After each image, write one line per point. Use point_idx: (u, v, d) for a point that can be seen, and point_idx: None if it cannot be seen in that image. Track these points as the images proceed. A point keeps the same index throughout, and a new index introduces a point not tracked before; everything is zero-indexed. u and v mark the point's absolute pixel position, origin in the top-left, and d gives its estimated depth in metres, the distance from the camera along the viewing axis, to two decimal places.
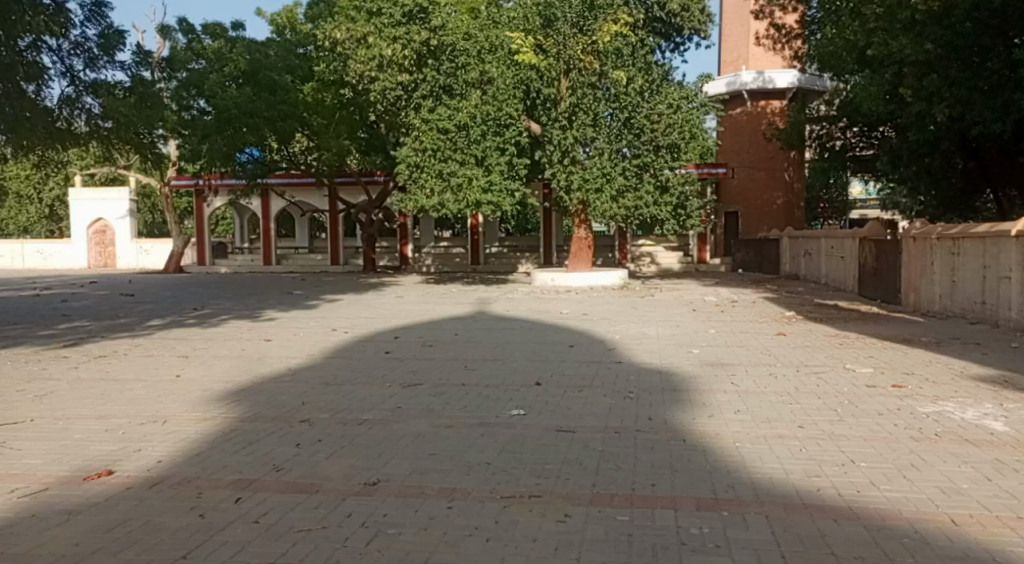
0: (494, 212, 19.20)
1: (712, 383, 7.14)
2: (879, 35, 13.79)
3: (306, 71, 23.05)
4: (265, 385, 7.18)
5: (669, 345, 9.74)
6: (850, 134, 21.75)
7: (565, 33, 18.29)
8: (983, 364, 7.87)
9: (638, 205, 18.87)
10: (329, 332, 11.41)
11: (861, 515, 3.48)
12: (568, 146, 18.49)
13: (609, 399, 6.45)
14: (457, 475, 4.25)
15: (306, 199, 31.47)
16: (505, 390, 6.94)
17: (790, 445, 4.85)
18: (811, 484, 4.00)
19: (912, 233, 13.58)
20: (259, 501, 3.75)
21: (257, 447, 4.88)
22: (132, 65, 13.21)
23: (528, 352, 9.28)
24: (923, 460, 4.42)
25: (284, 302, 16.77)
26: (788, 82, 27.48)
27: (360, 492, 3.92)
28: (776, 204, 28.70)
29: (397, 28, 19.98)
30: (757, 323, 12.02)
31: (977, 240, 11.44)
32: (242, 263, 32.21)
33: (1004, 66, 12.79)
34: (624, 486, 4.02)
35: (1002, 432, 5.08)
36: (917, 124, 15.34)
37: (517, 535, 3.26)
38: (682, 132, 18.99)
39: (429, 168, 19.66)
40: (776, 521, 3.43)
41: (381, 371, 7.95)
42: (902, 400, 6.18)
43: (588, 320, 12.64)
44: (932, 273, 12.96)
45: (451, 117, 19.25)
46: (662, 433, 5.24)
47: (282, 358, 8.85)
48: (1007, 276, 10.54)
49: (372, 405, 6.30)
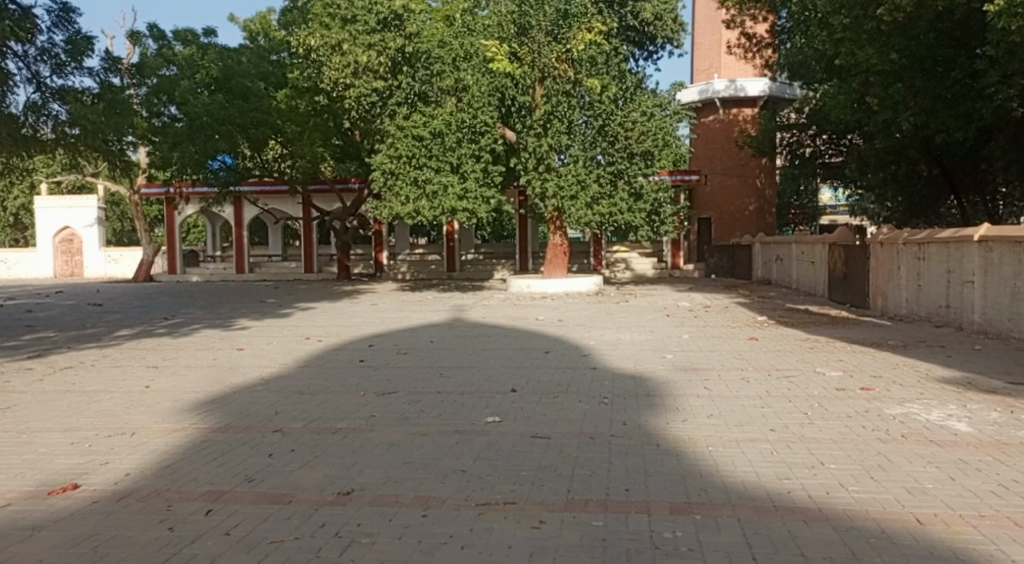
0: (469, 219, 19.12)
1: (685, 387, 7.22)
2: (845, 46, 13.74)
3: (280, 78, 23.01)
4: (236, 395, 7.10)
5: (643, 350, 9.79)
6: (819, 142, 22.13)
7: (539, 41, 18.37)
8: (947, 367, 8.03)
9: (613, 211, 18.96)
10: (303, 340, 11.29)
11: (830, 516, 3.54)
12: (543, 153, 18.59)
13: (584, 404, 6.50)
14: (431, 482, 4.25)
15: (280, 206, 31.17)
16: (479, 397, 6.93)
17: (762, 449, 4.92)
18: (782, 487, 4.06)
19: (879, 238, 13.91)
20: (230, 513, 3.70)
21: (227, 459, 4.81)
22: (100, 72, 13.01)
23: (502, 359, 9.25)
24: (890, 462, 4.50)
25: (257, 311, 16.57)
26: (759, 90, 27.93)
27: (334, 502, 3.89)
28: (748, 210, 29.13)
29: (371, 35, 20.12)
30: (729, 328, 12.13)
31: (941, 245, 11.67)
32: (214, 272, 31.82)
33: (967, 75, 13.26)
34: (599, 491, 4.05)
35: (964, 432, 5.21)
36: (883, 132, 15.77)
37: (492, 543, 3.26)
38: (656, 141, 19.17)
39: (404, 175, 19.63)
40: (747, 524, 3.47)
41: (356, 379, 7.93)
42: (870, 402, 6.30)
43: (564, 326, 12.73)
44: (898, 278, 13.23)
45: (426, 124, 19.40)
46: (637, 438, 5.27)
47: (256, 368, 8.76)
48: (970, 280, 10.78)
49: (346, 413, 6.26)
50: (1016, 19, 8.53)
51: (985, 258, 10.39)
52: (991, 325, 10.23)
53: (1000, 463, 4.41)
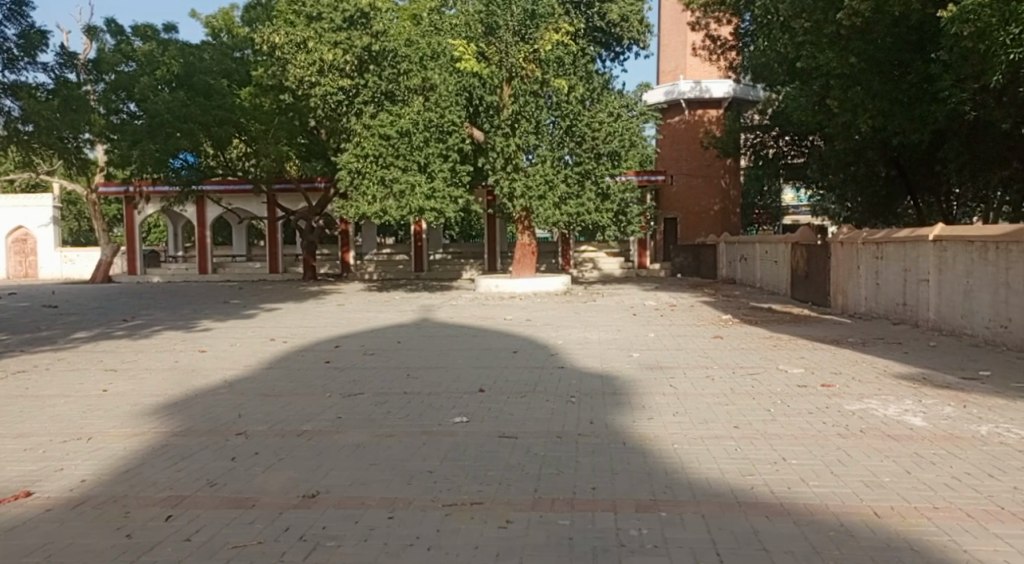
0: (437, 219, 19.06)
1: (651, 385, 7.29)
2: (807, 48, 14.14)
3: (243, 76, 22.69)
4: (199, 398, 6.97)
5: (610, 349, 9.86)
6: (782, 143, 22.50)
7: (506, 41, 18.40)
8: (903, 363, 8.24)
9: (580, 211, 19.05)
10: (268, 341, 11.14)
11: (792, 511, 3.61)
12: (511, 153, 18.62)
13: (552, 403, 6.52)
14: (398, 484, 4.22)
15: (244, 206, 30.67)
16: (447, 397, 6.92)
17: (726, 445, 4.99)
18: (745, 483, 4.12)
19: (839, 237, 14.22)
20: (191, 519, 3.63)
21: (188, 463, 4.71)
22: (55, 67, 12.66)
23: (470, 359, 9.24)
24: (849, 456, 4.60)
25: (220, 312, 16.27)
26: (723, 91, 28.25)
27: (299, 505, 3.84)
28: (713, 210, 29.55)
29: (337, 33, 19.99)
30: (695, 326, 12.28)
31: (898, 244, 11.97)
32: (175, 273, 31.20)
33: (922, 80, 13.54)
34: (566, 490, 4.06)
35: (920, 426, 5.35)
36: (843, 134, 16.09)
37: (458, 543, 3.25)
38: (623, 141, 19.30)
39: (371, 174, 19.48)
40: (711, 520, 3.51)
41: (321, 381, 7.85)
42: (830, 398, 6.43)
43: (532, 325, 12.77)
44: (858, 276, 13.54)
45: (393, 123, 19.25)
46: (604, 437, 5.31)
47: (218, 370, 8.61)
48: (925, 278, 11.08)
49: (311, 415, 6.18)
50: (968, 25, 8.76)
51: (940, 256, 10.68)
52: (945, 323, 10.52)
53: (953, 456, 4.54)
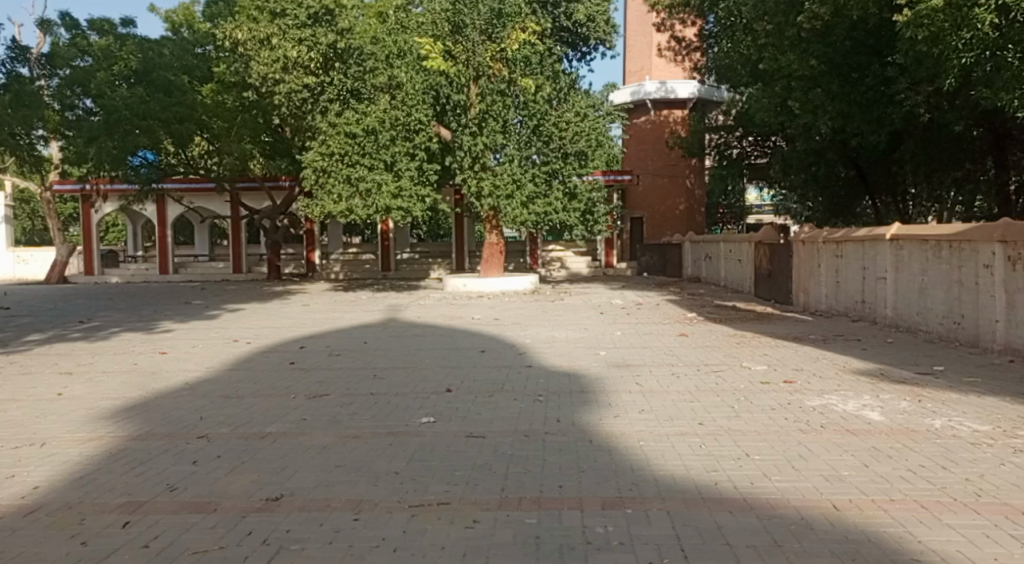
0: (404, 218, 18.92)
1: (618, 383, 7.35)
2: (769, 51, 14.37)
3: (204, 72, 22.20)
4: (158, 400, 6.81)
5: (577, 348, 9.91)
6: (745, 143, 22.85)
7: (474, 40, 18.32)
8: (861, 359, 8.43)
9: (548, 211, 19.09)
10: (231, 342, 10.96)
11: (755, 506, 3.66)
12: (478, 152, 18.48)
13: (519, 403, 6.52)
14: (364, 485, 4.18)
15: (206, 204, 30.12)
16: (414, 398, 6.88)
17: (690, 442, 5.05)
18: (710, 479, 4.17)
19: (801, 236, 14.50)
20: (149, 525, 3.55)
21: (148, 468, 4.60)
22: (7, 62, 12.11)
23: (437, 358, 9.21)
24: (810, 451, 4.69)
25: (182, 312, 15.94)
26: (688, 93, 28.60)
27: (262, 508, 3.78)
28: (678, 210, 29.91)
29: (302, 29, 19.60)
30: (661, 324, 12.41)
31: (857, 243, 12.24)
32: (135, 273, 30.49)
33: (880, 82, 13.78)
34: (532, 489, 4.07)
35: (877, 421, 5.48)
36: (805, 134, 16.39)
37: (425, 544, 3.23)
38: (590, 141, 19.37)
39: (336, 173, 19.27)
40: (676, 516, 3.55)
41: (286, 382, 7.74)
42: (792, 395, 6.55)
43: (499, 324, 12.78)
44: (818, 275, 13.82)
45: (359, 121, 19.10)
46: (571, 435, 5.33)
47: (179, 372, 8.43)
48: (883, 276, 11.35)
49: (275, 417, 6.09)
50: (922, 29, 8.98)
51: (897, 255, 10.95)
52: (902, 320, 10.79)
53: (909, 449, 4.65)
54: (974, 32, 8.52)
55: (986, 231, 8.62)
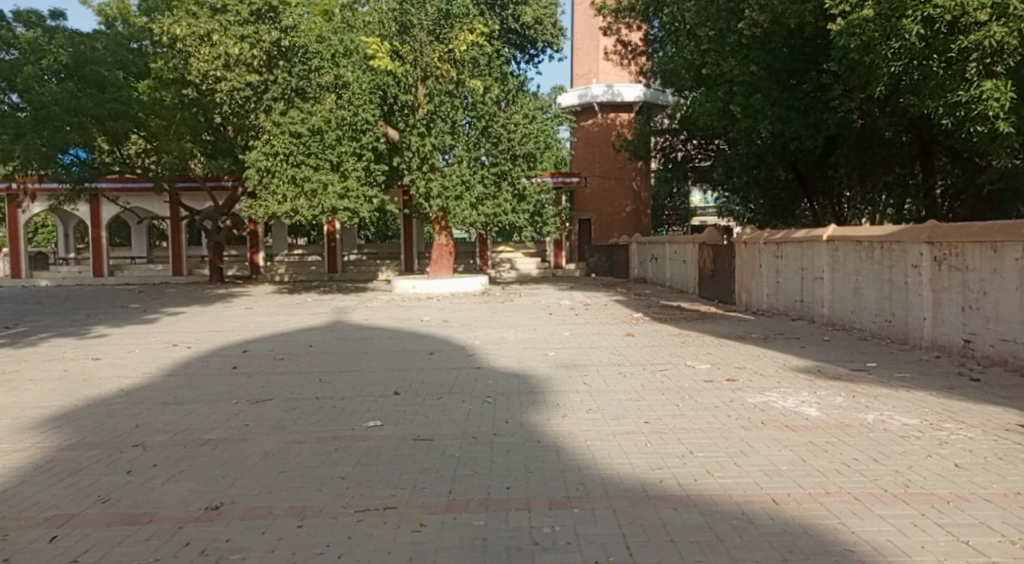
0: (350, 219, 18.66)
1: (566, 383, 7.39)
2: (712, 56, 14.84)
3: (140, 68, 21.56)
4: (91, 409, 6.54)
5: (526, 349, 9.93)
6: (690, 147, 23.38)
7: (421, 40, 18.19)
8: (800, 357, 8.69)
9: (497, 212, 19.09)
10: (169, 347, 10.61)
11: (698, 502, 3.73)
12: (426, 153, 18.47)
13: (468, 404, 6.50)
14: (308, 491, 4.10)
15: (143, 205, 29.10)
16: (361, 401, 6.78)
17: (636, 440, 5.11)
18: (655, 476, 4.24)
19: (743, 237, 14.87)
20: (78, 539, 3.40)
21: (78, 479, 4.40)
22: None
23: (384, 361, 9.10)
24: (751, 447, 4.81)
25: (117, 317, 15.37)
26: (635, 95, 28.97)
27: (200, 518, 3.66)
28: (625, 212, 30.33)
29: (244, 26, 19.28)
30: (608, 324, 12.55)
31: (796, 244, 12.62)
32: (67, 276, 29.24)
33: (815, 88, 14.32)
34: (479, 491, 4.05)
35: (815, 417, 5.65)
36: (746, 138, 16.81)
37: (370, 550, 3.18)
38: (538, 143, 19.45)
39: (281, 173, 18.99)
40: (622, 514, 3.60)
41: (228, 387, 7.53)
42: (735, 392, 6.70)
43: (448, 326, 12.72)
44: (760, 275, 14.20)
45: (304, 121, 18.76)
46: (519, 436, 5.34)
47: (113, 378, 8.12)
48: (821, 276, 11.73)
49: (216, 424, 5.91)
50: (854, 38, 9.41)
51: (833, 255, 11.33)
52: (838, 318, 11.17)
53: (843, 443, 4.82)
54: (902, 42, 8.87)
55: (914, 232, 9.00)
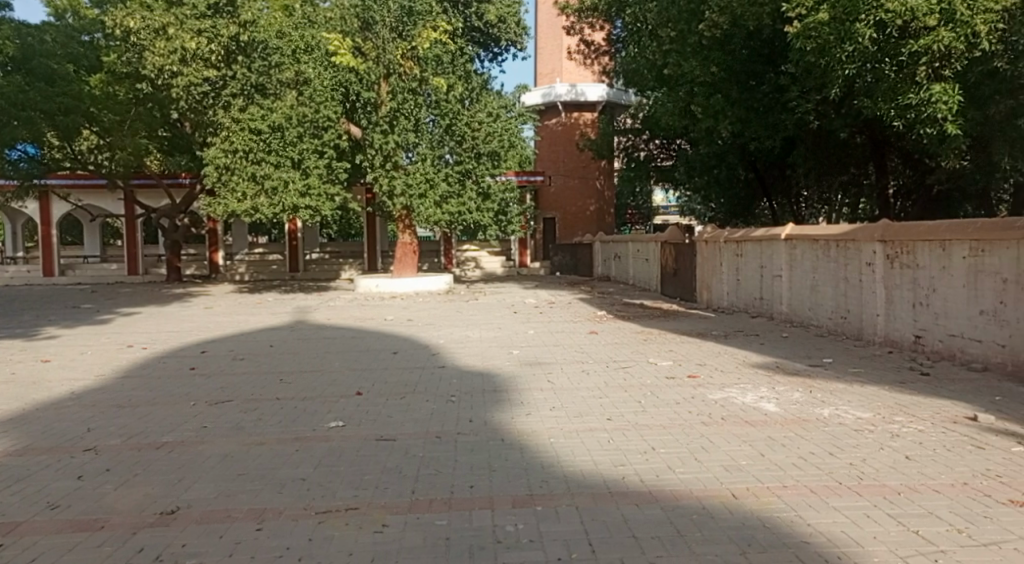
0: (312, 217, 18.46)
1: (530, 382, 7.40)
2: (673, 57, 14.91)
3: (93, 62, 21.06)
4: (40, 413, 6.34)
5: (490, 347, 9.92)
6: (652, 146, 23.56)
7: (384, 38, 17.98)
8: (759, 353, 8.86)
9: (461, 210, 19.06)
10: (124, 348, 10.33)
11: (659, 498, 3.77)
12: (390, 151, 18.27)
13: (431, 403, 6.47)
14: (268, 493, 4.03)
15: (97, 202, 28.29)
16: (322, 402, 6.70)
17: (599, 437, 5.15)
18: (617, 473, 4.27)
19: (704, 236, 15.09)
20: (26, 547, 3.28)
21: (25, 485, 4.25)
22: None
23: (347, 361, 9.01)
24: (711, 443, 4.88)
25: (69, 317, 14.93)
26: (597, 94, 29.10)
27: (155, 523, 3.58)
28: (589, 210, 30.53)
29: (201, 20, 18.85)
30: (572, 322, 12.62)
31: (756, 243, 12.85)
32: (16, 276, 28.26)
33: (773, 89, 14.46)
34: (442, 490, 4.03)
35: (773, 412, 5.76)
36: (708, 138, 17.03)
37: (330, 551, 3.14)
38: (501, 141, 19.26)
39: (240, 171, 18.65)
40: (584, 511, 3.62)
41: (185, 389, 7.36)
42: (695, 389, 6.80)
43: (412, 325, 12.65)
44: (720, 273, 14.42)
45: (264, 117, 18.53)
46: (482, 435, 5.33)
47: (64, 381, 7.88)
48: (779, 274, 11.96)
49: (173, 426, 5.78)
50: (811, 41, 9.64)
51: (791, 253, 11.56)
52: (796, 315, 11.41)
53: (801, 438, 4.92)
54: (856, 45, 9.00)
55: (867, 231, 9.25)
